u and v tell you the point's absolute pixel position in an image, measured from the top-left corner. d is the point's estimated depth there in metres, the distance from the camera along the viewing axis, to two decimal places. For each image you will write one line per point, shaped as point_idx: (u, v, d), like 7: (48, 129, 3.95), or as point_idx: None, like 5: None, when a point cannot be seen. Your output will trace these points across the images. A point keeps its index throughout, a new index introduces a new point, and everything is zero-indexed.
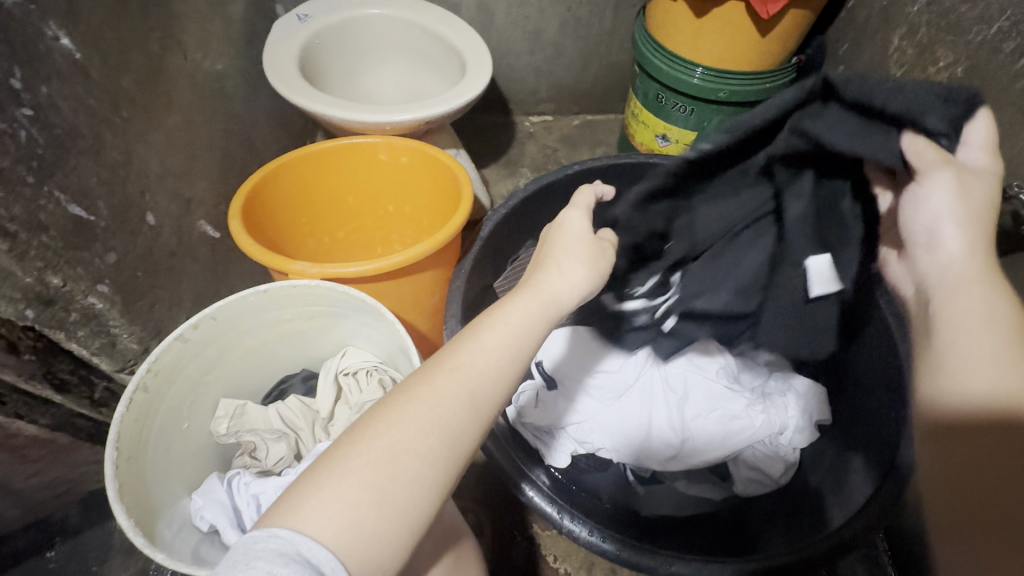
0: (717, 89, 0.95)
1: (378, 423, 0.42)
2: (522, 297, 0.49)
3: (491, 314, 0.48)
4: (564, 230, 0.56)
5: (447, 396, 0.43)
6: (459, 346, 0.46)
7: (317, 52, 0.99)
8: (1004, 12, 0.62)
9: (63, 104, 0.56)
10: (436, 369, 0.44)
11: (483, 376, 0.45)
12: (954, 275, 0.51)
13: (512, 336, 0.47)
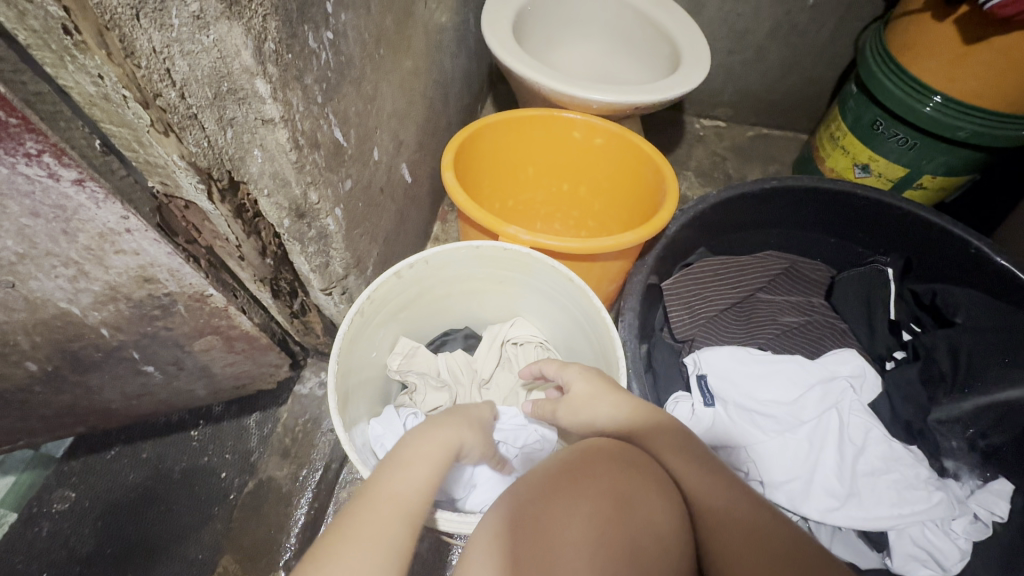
0: (956, 125, 0.85)
1: (316, 568, 0.36)
2: (436, 436, 0.46)
3: (408, 443, 0.45)
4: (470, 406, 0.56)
5: (386, 515, 0.39)
6: (380, 477, 0.42)
7: (528, 20, 0.99)
8: None
9: (350, 32, 0.58)
10: (373, 494, 0.40)
11: (418, 499, 0.41)
12: (622, 429, 0.52)
13: (436, 466, 0.44)
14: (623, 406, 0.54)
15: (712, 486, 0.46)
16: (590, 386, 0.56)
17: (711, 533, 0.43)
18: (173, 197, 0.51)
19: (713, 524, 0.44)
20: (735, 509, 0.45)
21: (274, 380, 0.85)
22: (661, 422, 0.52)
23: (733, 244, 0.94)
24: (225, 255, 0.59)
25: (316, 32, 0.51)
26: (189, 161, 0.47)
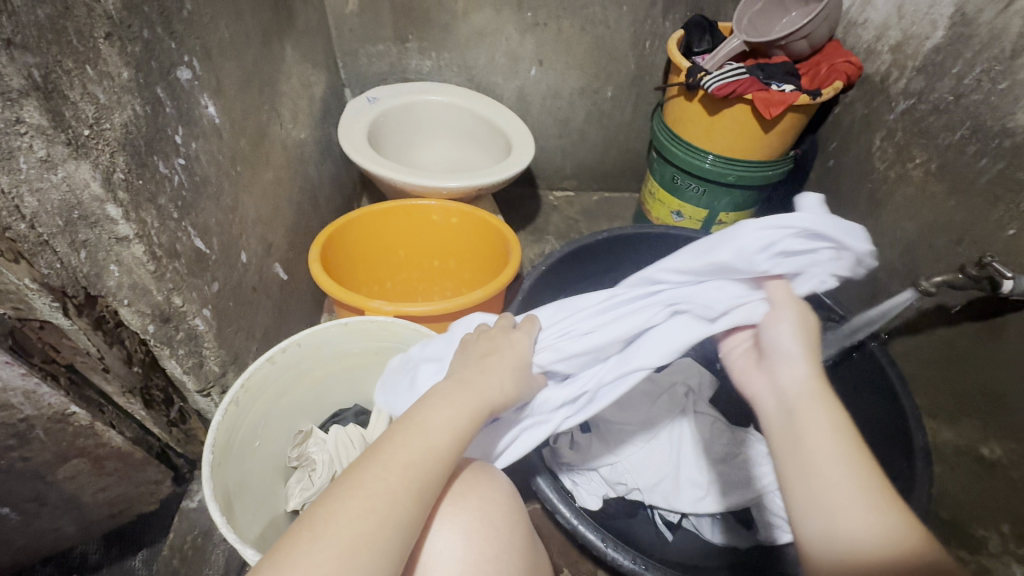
0: (725, 174, 1.11)
1: (334, 516, 0.42)
2: (464, 397, 0.51)
3: (441, 410, 0.50)
4: (513, 343, 0.59)
5: (400, 491, 0.44)
6: (407, 442, 0.47)
7: (381, 129, 1.14)
8: (965, 122, 0.76)
9: (203, 157, 0.67)
10: (377, 462, 0.45)
11: (431, 470, 0.46)
12: (792, 401, 0.45)
13: (454, 436, 0.49)
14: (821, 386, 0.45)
15: None
16: (802, 316, 0.49)
17: None
18: (25, 319, 0.53)
19: None
20: None
21: (157, 499, 0.81)
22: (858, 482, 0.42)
23: (586, 290, 1.10)
24: (88, 371, 0.61)
25: (167, 159, 0.59)
26: (40, 282, 0.52)
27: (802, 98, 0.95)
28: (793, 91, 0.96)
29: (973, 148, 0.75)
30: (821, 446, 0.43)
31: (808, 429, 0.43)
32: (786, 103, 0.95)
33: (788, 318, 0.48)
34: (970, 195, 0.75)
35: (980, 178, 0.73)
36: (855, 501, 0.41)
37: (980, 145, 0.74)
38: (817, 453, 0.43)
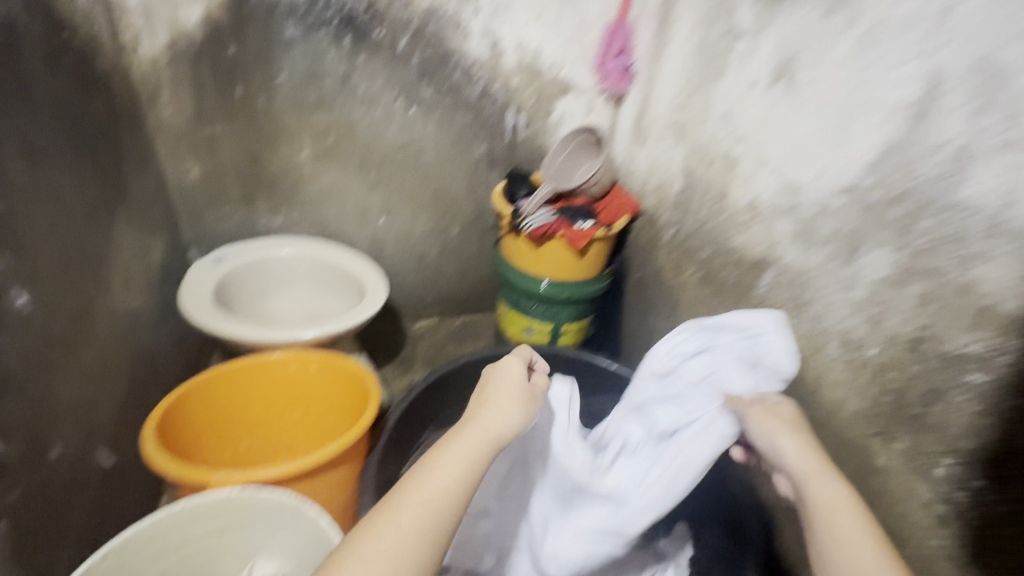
0: (559, 293, 1.28)
1: (358, 556, 0.50)
2: (469, 438, 0.58)
3: (450, 452, 0.57)
4: (506, 372, 0.66)
5: (414, 533, 0.51)
6: (419, 485, 0.54)
7: (228, 286, 1.15)
8: (709, 243, 1.02)
9: (4, 352, 0.62)
10: (388, 513, 0.52)
11: (440, 512, 0.53)
12: (802, 472, 0.60)
13: (461, 482, 0.55)
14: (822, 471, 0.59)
15: None
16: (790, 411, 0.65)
17: None
18: None
19: None
20: None
21: None
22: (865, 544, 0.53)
23: None
24: None
25: None
26: None
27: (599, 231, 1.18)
28: (591, 227, 1.20)
29: (720, 261, 0.99)
30: (831, 512, 0.56)
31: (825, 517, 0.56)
32: (588, 237, 1.19)
33: (757, 410, 0.64)
34: (726, 296, 0.98)
35: (728, 283, 0.97)
36: (860, 555, 0.53)
37: (722, 259, 0.98)
38: (828, 517, 0.56)
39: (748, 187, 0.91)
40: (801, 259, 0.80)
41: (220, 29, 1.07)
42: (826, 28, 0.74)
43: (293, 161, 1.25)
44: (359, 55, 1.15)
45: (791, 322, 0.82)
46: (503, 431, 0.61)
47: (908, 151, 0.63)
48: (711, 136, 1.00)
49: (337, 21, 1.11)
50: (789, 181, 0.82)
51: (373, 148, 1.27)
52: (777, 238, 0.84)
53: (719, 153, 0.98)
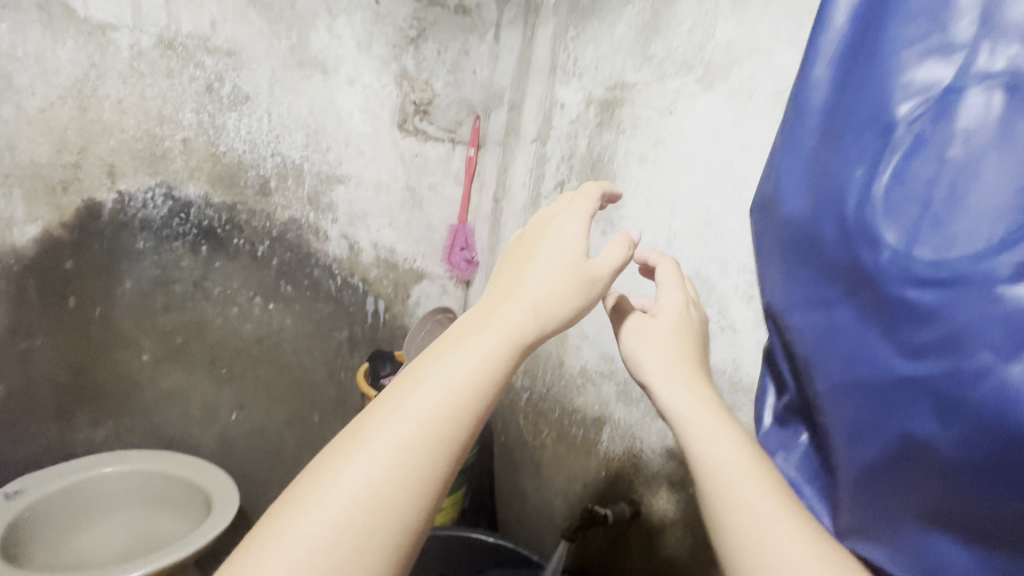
0: None
1: (364, 435, 0.45)
2: (496, 320, 0.52)
3: (465, 339, 0.51)
4: (554, 237, 0.59)
5: (419, 416, 0.45)
6: (432, 368, 0.49)
7: (25, 528, 0.97)
8: (555, 405, 1.17)
9: None
10: (395, 406, 0.46)
11: (452, 399, 0.46)
12: (655, 368, 0.62)
13: (474, 368, 0.48)
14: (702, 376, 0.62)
15: (754, 516, 0.50)
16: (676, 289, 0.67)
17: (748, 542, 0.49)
18: None
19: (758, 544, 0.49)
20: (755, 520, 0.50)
21: None
22: (716, 434, 0.56)
23: None
24: None
25: None
26: None
27: None
28: None
29: (567, 421, 1.13)
30: (691, 401, 0.59)
31: (688, 430, 0.58)
32: None
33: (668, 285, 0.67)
34: (579, 452, 1.10)
35: (577, 440, 1.10)
36: (720, 444, 0.56)
37: (569, 419, 1.12)
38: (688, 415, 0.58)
39: (578, 357, 1.10)
40: (627, 415, 0.97)
41: (57, 245, 1.04)
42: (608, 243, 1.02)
43: (129, 368, 1.15)
44: (215, 261, 1.18)
45: (631, 470, 0.96)
46: (540, 319, 0.53)
47: None
48: None
49: (194, 232, 1.15)
50: (606, 351, 1.02)
51: (227, 346, 1.23)
52: (607, 398, 1.02)
53: None
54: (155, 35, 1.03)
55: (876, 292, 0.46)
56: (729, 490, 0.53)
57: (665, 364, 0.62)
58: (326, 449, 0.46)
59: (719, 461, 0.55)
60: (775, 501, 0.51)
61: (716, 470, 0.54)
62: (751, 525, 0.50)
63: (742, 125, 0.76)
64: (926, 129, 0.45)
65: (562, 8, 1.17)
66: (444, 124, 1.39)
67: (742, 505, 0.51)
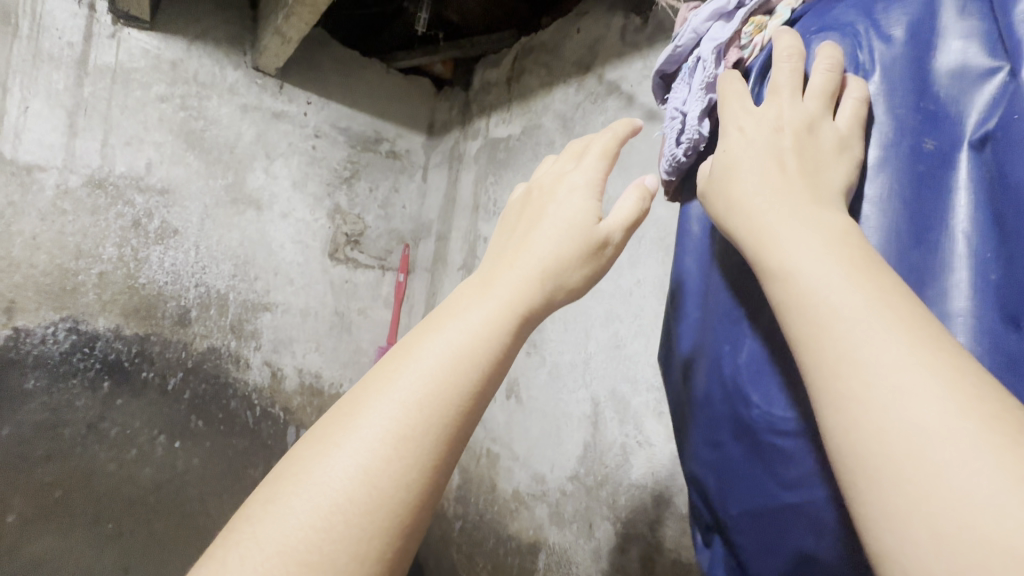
0: None
1: (345, 419, 0.31)
2: (500, 277, 0.38)
3: (457, 305, 0.36)
4: (556, 189, 0.43)
5: (411, 393, 0.31)
6: (417, 342, 0.34)
7: None
8: (491, 534, 1.12)
9: None
10: (370, 391, 0.32)
11: (452, 375, 0.32)
12: (729, 188, 0.36)
13: (467, 336, 0.33)
14: (837, 193, 0.33)
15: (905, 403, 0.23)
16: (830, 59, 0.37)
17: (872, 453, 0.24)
18: None
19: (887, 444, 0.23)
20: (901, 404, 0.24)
21: None
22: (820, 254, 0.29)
23: None
24: None
25: None
26: None
27: None
28: None
29: (503, 550, 1.08)
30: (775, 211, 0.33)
31: (775, 281, 0.31)
32: None
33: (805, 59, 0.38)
34: None
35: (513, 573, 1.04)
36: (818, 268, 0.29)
37: (505, 548, 1.08)
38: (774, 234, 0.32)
39: (510, 479, 1.10)
40: (561, 538, 0.95)
41: None
42: (533, 363, 1.10)
43: None
44: (116, 398, 1.08)
45: None
46: (549, 287, 0.38)
47: (602, 449, 0.90)
48: (475, 436, 1.23)
49: (97, 367, 1.07)
50: (537, 471, 1.04)
51: (119, 495, 1.07)
52: (541, 522, 1.01)
53: (483, 449, 1.20)
54: (85, 175, 1.05)
55: (720, 484, 0.40)
56: (847, 365, 0.26)
57: (767, 184, 0.34)
58: (282, 459, 0.31)
59: (831, 328, 0.27)
60: (948, 396, 0.23)
61: (828, 356, 0.27)
62: (894, 452, 0.23)
63: (636, 263, 0.90)
64: (722, 321, 0.40)
65: (481, 158, 1.36)
66: (375, 252, 1.47)
67: (875, 414, 0.24)
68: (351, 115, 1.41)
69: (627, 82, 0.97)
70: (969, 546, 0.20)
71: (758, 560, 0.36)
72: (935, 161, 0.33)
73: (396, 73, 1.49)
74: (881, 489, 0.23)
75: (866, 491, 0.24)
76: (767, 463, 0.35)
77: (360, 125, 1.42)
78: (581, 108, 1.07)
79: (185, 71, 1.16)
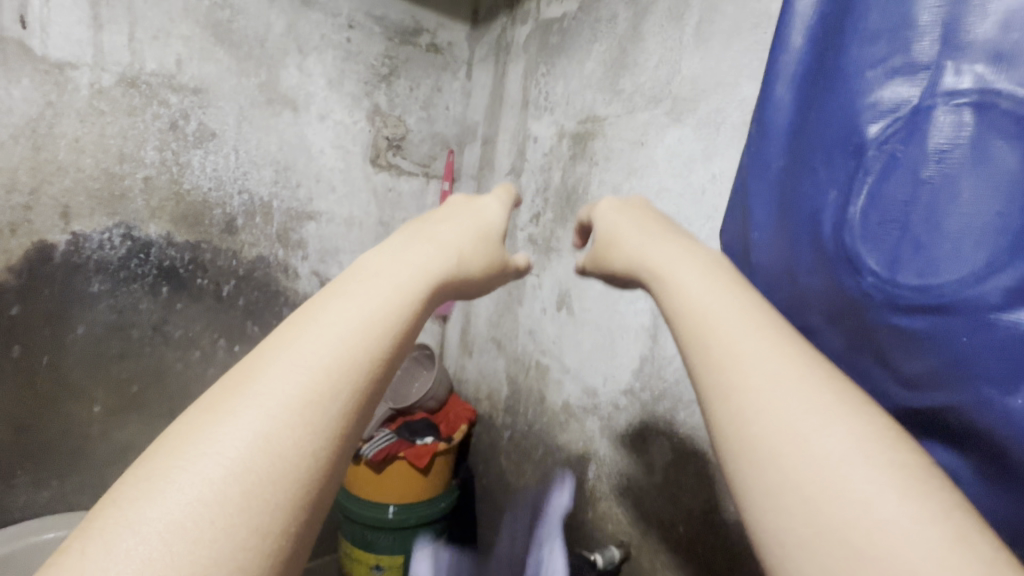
0: (409, 517, 1.14)
1: (245, 387, 0.33)
2: (386, 262, 0.42)
3: (341, 283, 0.40)
4: (443, 220, 0.51)
5: (311, 353, 0.35)
6: (314, 315, 0.37)
7: None
8: (540, 444, 1.12)
9: None
10: (267, 361, 0.35)
11: (347, 332, 0.36)
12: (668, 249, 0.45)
13: (358, 302, 0.38)
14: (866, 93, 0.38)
15: (799, 398, 0.31)
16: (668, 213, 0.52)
17: (790, 462, 0.29)
18: None
19: (810, 465, 0.28)
20: (804, 409, 0.30)
21: None
22: (727, 300, 0.38)
23: None
24: None
25: None
26: None
27: (440, 444, 1.16)
28: (433, 440, 1.17)
29: (552, 459, 1.08)
30: (680, 272, 0.42)
31: (665, 293, 0.42)
32: (431, 450, 1.14)
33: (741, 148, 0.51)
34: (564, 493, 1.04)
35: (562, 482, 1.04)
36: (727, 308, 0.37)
37: (555, 458, 1.07)
38: (680, 300, 0.40)
39: (560, 392, 1.07)
40: (612, 451, 0.93)
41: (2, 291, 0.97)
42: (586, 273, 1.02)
43: (79, 423, 1.06)
44: (176, 303, 1.12)
45: (620, 509, 0.90)
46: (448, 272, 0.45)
47: (660, 363, 0.84)
48: (524, 348, 1.20)
49: (154, 274, 1.09)
50: (588, 385, 0.99)
51: (190, 393, 1.15)
52: (591, 434, 0.98)
53: (532, 361, 1.17)
54: (117, 74, 1.01)
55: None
56: (737, 379, 0.33)
57: (632, 230, 0.51)
58: (156, 441, 0.32)
59: (713, 333, 0.36)
60: (818, 383, 0.32)
61: (711, 350, 0.35)
62: (778, 434, 0.30)
63: (712, 155, 0.77)
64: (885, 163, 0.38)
65: (531, 46, 1.20)
66: (418, 159, 1.39)
67: (755, 401, 0.32)
68: (386, 1, 1.26)
69: None
70: (865, 546, 0.25)
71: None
72: (1022, 122, 0.31)
73: None
74: (795, 501, 0.28)
75: (758, 477, 0.30)
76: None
77: (396, 13, 1.28)
78: None
79: None
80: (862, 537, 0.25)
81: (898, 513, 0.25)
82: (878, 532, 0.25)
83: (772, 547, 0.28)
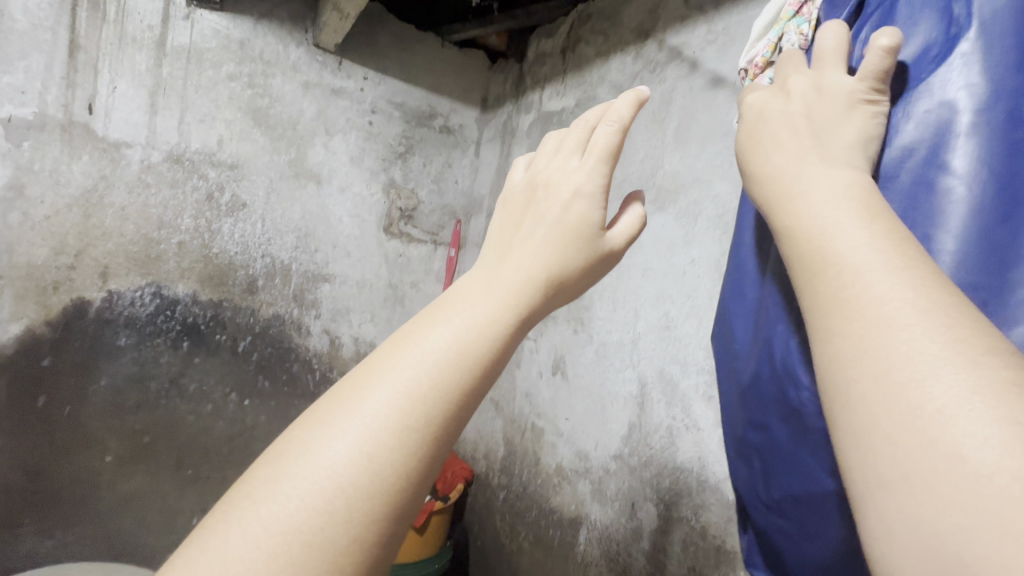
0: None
1: (353, 396, 0.31)
2: (488, 273, 0.38)
3: (453, 295, 0.37)
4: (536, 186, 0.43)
5: (415, 366, 0.32)
6: (422, 327, 0.34)
7: None
8: (533, 506, 1.15)
9: None
10: (371, 378, 0.32)
11: (450, 350, 0.32)
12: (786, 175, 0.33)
13: (465, 317, 0.34)
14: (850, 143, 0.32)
15: (921, 350, 0.22)
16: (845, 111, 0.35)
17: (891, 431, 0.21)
18: None
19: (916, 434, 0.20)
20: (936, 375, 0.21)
21: None
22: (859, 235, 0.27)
23: None
24: None
25: None
26: None
27: (437, 503, 1.18)
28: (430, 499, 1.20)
29: (545, 522, 1.10)
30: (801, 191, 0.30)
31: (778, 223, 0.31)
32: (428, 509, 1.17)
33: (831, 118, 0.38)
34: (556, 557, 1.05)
35: (554, 546, 1.06)
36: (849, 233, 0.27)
37: (548, 521, 1.10)
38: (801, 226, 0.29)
39: (554, 454, 1.11)
40: (602, 515, 0.96)
41: (39, 342, 1.04)
42: (580, 341, 1.09)
43: (90, 471, 1.08)
44: (194, 357, 1.19)
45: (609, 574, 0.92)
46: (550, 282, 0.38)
47: (647, 430, 0.89)
48: (521, 410, 1.25)
49: (177, 329, 1.16)
50: (580, 448, 1.04)
51: (197, 444, 1.19)
52: (582, 497, 1.02)
53: (528, 423, 1.21)
54: (165, 151, 1.13)
55: (766, 474, 0.38)
56: (863, 342, 0.24)
57: (792, 146, 0.33)
58: (282, 437, 0.31)
59: (823, 275, 0.27)
60: (933, 328, 0.22)
61: (817, 293, 0.27)
62: (878, 380, 0.22)
63: (690, 242, 0.86)
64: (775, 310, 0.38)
65: (533, 133, 1.33)
66: (428, 227, 1.50)
67: (862, 343, 0.24)
68: (406, 90, 1.42)
69: (689, 49, 0.92)
70: (961, 512, 0.18)
71: (797, 545, 0.36)
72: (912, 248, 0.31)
73: (451, 47, 1.49)
74: (887, 465, 0.21)
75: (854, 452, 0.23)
76: (794, 466, 0.35)
77: (414, 100, 1.43)
78: (639, 78, 1.02)
79: (252, 50, 1.21)
80: (954, 489, 0.19)
81: (996, 469, 0.18)
82: (975, 491, 0.18)
83: (866, 508, 0.22)
